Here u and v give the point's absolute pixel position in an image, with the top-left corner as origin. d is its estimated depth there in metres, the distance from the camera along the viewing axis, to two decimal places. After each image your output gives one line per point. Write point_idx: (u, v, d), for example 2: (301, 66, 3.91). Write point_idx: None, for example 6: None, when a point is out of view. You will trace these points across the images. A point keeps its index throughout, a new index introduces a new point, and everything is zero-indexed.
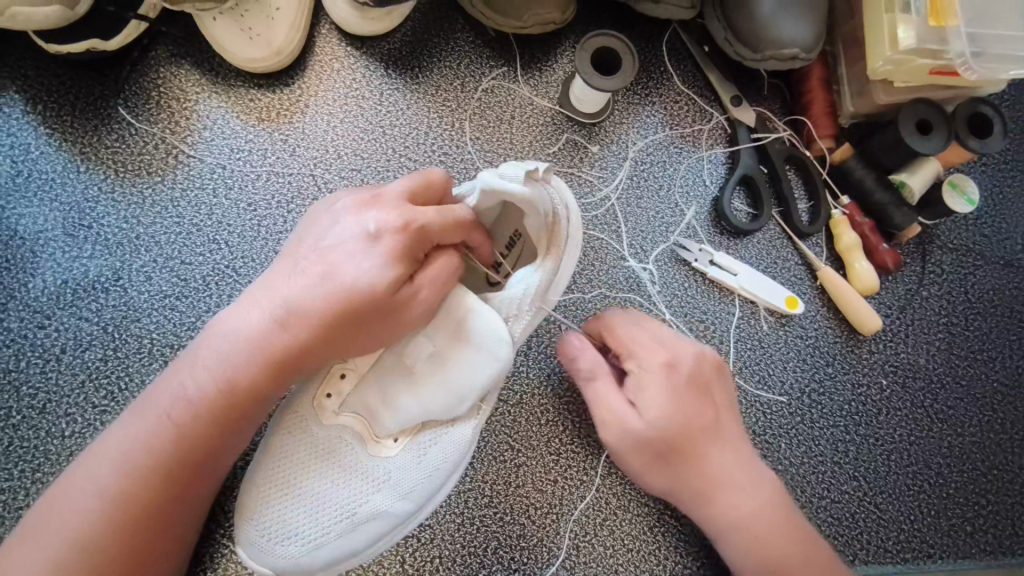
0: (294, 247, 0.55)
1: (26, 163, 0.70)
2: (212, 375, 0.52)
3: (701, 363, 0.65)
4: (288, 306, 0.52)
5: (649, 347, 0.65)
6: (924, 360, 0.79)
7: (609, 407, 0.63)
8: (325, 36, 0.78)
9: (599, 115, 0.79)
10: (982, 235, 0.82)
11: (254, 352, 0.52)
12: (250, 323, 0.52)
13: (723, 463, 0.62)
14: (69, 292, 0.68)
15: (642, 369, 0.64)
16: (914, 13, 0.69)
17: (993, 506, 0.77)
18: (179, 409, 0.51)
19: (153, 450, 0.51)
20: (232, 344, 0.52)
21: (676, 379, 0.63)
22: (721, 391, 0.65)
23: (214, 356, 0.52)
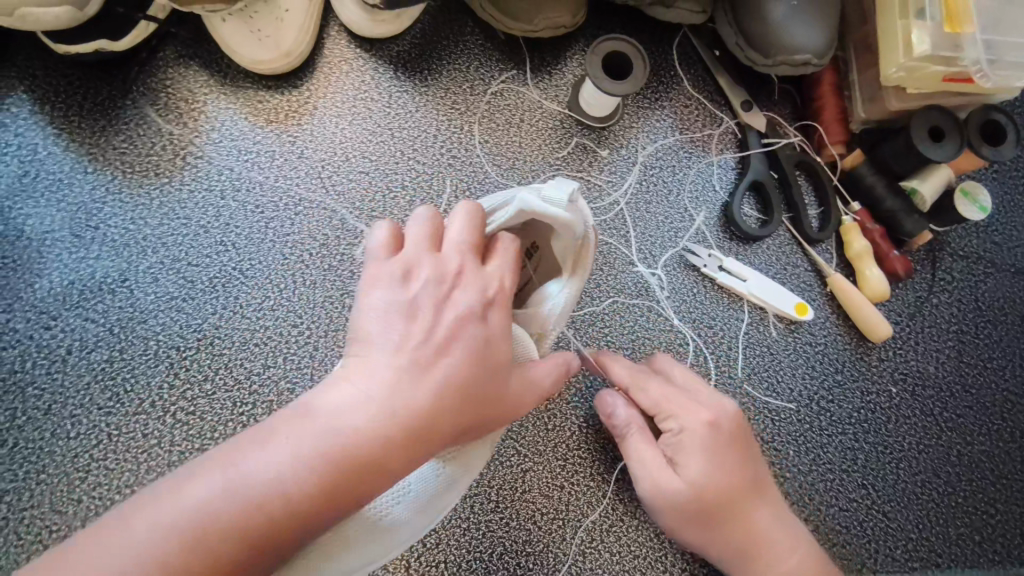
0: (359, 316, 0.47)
1: (34, 164, 0.70)
2: (277, 476, 0.40)
3: (737, 423, 0.65)
4: (383, 390, 0.44)
5: (690, 408, 0.64)
6: (934, 368, 0.79)
7: (648, 468, 0.63)
8: (334, 38, 0.77)
9: (608, 119, 0.79)
10: (994, 242, 0.82)
11: (347, 454, 0.42)
12: (347, 411, 0.43)
13: (765, 523, 0.63)
14: (76, 293, 0.68)
15: (683, 431, 0.63)
16: (929, 19, 0.68)
17: (1002, 515, 0.76)
18: (224, 518, 0.39)
19: (214, 554, 0.38)
20: (315, 434, 0.42)
21: (716, 443, 0.62)
22: (754, 450, 0.65)
23: (284, 449, 0.41)
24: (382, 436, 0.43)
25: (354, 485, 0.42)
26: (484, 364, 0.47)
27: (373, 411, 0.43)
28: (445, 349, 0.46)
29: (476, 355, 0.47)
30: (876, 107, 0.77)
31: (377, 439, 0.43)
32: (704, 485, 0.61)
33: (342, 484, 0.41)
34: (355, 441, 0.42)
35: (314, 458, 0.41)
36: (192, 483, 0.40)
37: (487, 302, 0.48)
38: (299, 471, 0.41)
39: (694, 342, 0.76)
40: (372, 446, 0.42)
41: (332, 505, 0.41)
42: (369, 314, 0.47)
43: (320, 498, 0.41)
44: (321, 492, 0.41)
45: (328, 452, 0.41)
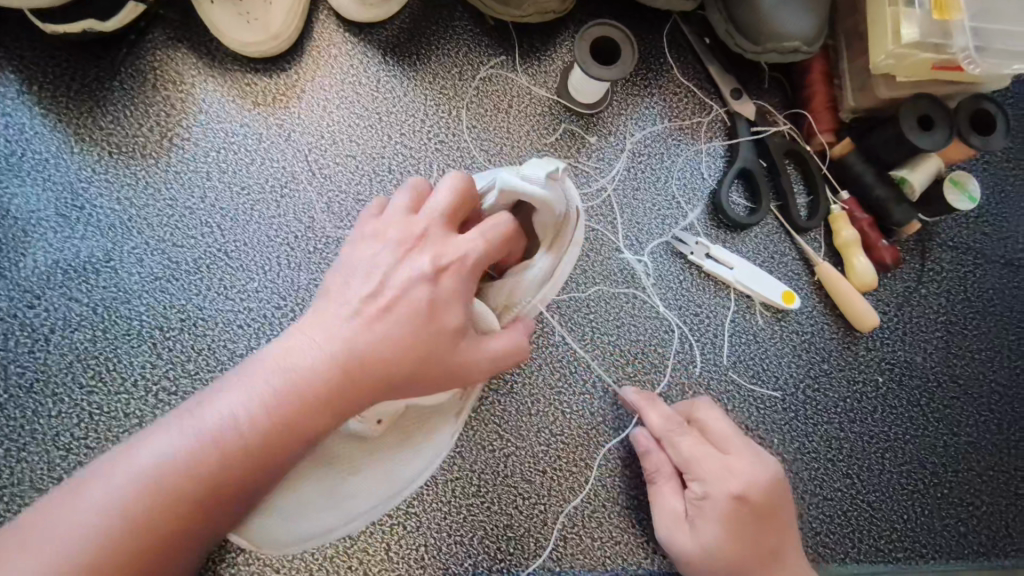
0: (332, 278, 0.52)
1: (21, 143, 0.70)
2: (229, 414, 0.45)
3: (769, 490, 0.63)
4: (329, 341, 0.48)
5: (719, 474, 0.63)
6: (921, 358, 0.78)
7: (664, 516, 0.65)
8: (322, 22, 0.77)
9: (596, 106, 0.79)
10: (983, 233, 0.82)
11: (294, 394, 0.46)
12: (307, 356, 0.48)
13: None
14: (60, 272, 0.68)
15: (706, 497, 0.63)
16: (917, 6, 0.69)
17: (988, 506, 0.76)
18: (179, 453, 0.44)
19: (175, 492, 0.43)
20: (267, 379, 0.47)
21: (739, 516, 0.62)
22: (787, 515, 0.64)
23: (239, 391, 0.46)
24: (325, 382, 0.47)
25: (298, 425, 0.46)
26: (433, 321, 0.50)
27: (316, 361, 0.47)
28: (393, 307, 0.49)
29: (422, 315, 0.50)
30: (866, 95, 0.77)
31: (320, 384, 0.47)
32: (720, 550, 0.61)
33: (293, 421, 0.46)
34: (301, 385, 0.46)
35: (264, 400, 0.46)
36: (160, 428, 0.46)
37: (446, 264, 0.51)
38: (248, 411, 0.46)
39: (679, 330, 0.76)
40: (316, 389, 0.47)
41: (283, 442, 0.46)
42: (339, 275, 0.52)
43: (266, 435, 0.45)
44: (268, 431, 0.45)
45: (277, 395, 0.46)
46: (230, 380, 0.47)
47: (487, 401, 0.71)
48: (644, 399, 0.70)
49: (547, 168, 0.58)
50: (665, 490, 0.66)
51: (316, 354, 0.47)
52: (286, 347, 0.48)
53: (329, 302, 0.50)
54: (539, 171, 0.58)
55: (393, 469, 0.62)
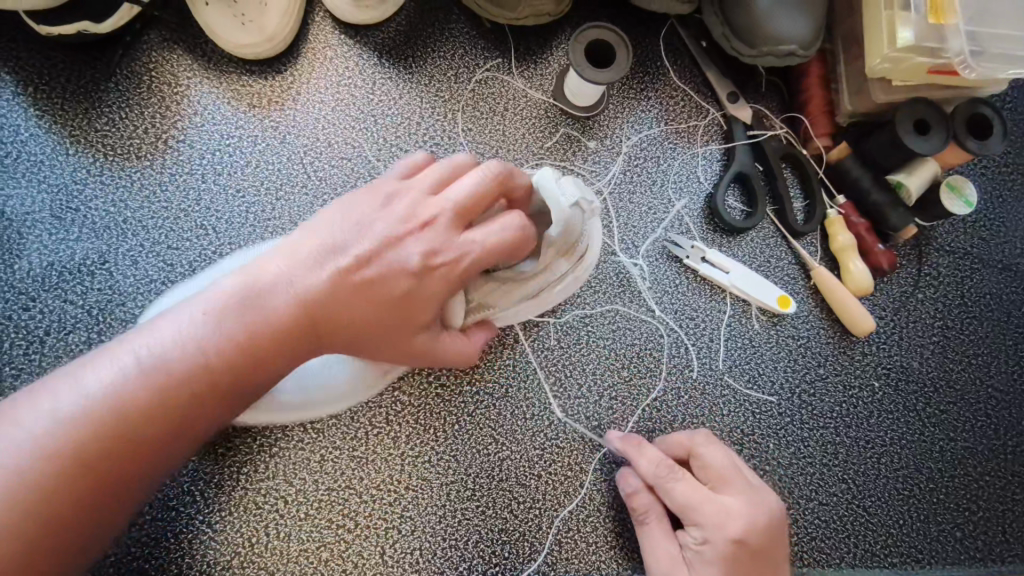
0: (327, 226, 0.53)
1: (15, 145, 0.70)
2: (187, 347, 0.48)
3: (767, 531, 0.63)
4: (296, 296, 0.51)
5: (717, 518, 0.63)
6: (918, 363, 0.78)
7: (659, 558, 0.64)
8: (318, 24, 0.77)
9: (593, 110, 0.79)
10: (980, 238, 0.81)
11: (264, 329, 0.50)
12: (283, 305, 0.50)
13: None
14: (54, 274, 0.68)
15: (706, 542, 0.63)
16: (913, 10, 0.68)
17: (985, 512, 0.76)
18: (131, 378, 0.47)
19: (135, 408, 0.46)
20: (227, 320, 0.49)
21: (738, 561, 0.62)
22: (782, 554, 0.64)
23: (201, 323, 0.49)
24: (279, 336, 0.50)
25: (248, 371, 0.50)
26: (395, 306, 0.53)
27: (276, 314, 0.50)
28: (369, 282, 0.52)
29: (390, 297, 0.52)
30: (863, 99, 0.77)
31: (276, 336, 0.50)
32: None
33: (254, 359, 0.50)
34: (258, 338, 0.50)
35: (225, 340, 0.49)
36: (118, 349, 0.48)
37: (430, 255, 0.53)
38: (205, 350, 0.48)
39: (675, 334, 0.75)
40: (271, 340, 0.50)
41: (249, 375, 0.50)
42: (336, 228, 0.53)
43: (217, 375, 0.49)
44: (220, 374, 0.49)
45: (234, 338, 0.49)
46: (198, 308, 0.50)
47: (481, 405, 0.71)
48: (632, 445, 0.68)
49: (578, 193, 0.63)
50: (657, 531, 0.66)
51: (284, 307, 0.51)
52: (253, 287, 0.51)
53: (317, 251, 0.52)
54: (570, 191, 0.63)
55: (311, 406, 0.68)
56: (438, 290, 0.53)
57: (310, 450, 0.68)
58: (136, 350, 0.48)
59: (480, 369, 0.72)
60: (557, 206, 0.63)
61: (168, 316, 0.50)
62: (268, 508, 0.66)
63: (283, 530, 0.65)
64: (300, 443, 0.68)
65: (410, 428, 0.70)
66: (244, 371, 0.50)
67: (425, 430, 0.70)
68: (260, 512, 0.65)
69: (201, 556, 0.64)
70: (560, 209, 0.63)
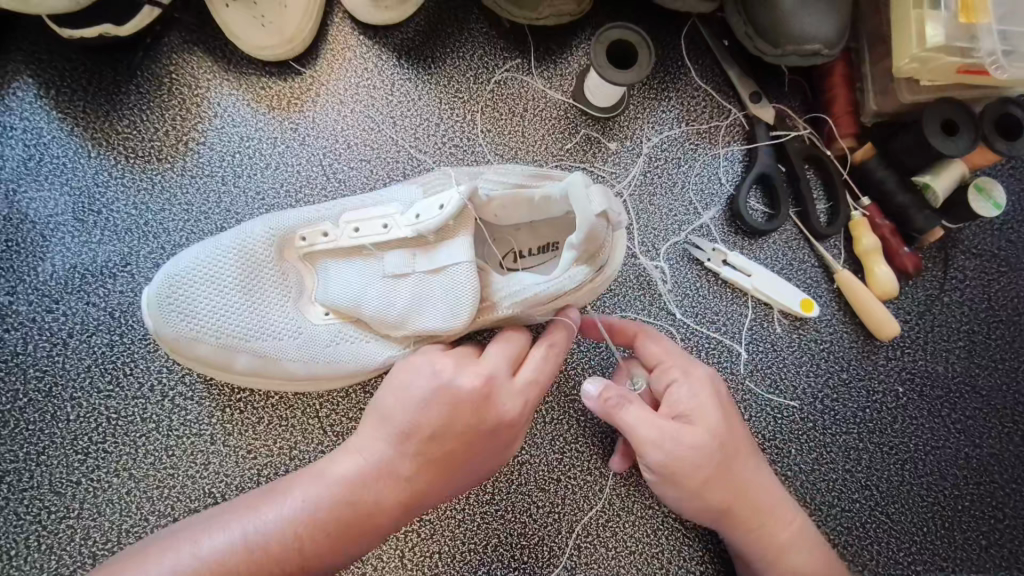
0: (395, 400, 0.56)
1: (38, 148, 0.70)
2: (295, 518, 0.53)
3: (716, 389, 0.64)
4: (380, 475, 0.55)
5: (694, 379, 0.61)
6: (943, 368, 0.77)
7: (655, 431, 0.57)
8: (337, 24, 0.76)
9: (613, 110, 0.78)
10: (1009, 240, 0.80)
11: (354, 498, 0.54)
12: (375, 466, 0.55)
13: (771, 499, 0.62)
14: (77, 276, 0.68)
15: (688, 378, 0.61)
16: (943, 9, 0.67)
17: (1011, 520, 0.75)
18: (237, 559, 0.51)
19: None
20: (327, 493, 0.54)
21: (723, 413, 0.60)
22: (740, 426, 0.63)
23: (302, 504, 0.54)
24: (369, 498, 0.55)
25: (345, 541, 0.54)
26: (471, 456, 0.56)
27: (367, 480, 0.55)
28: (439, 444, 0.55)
29: (460, 453, 0.55)
30: (889, 99, 0.75)
31: (371, 500, 0.55)
32: (718, 434, 0.59)
33: (347, 523, 0.54)
34: (352, 503, 0.54)
35: (317, 516, 0.53)
36: (232, 520, 0.54)
37: (496, 417, 0.55)
38: (309, 524, 0.53)
39: (697, 337, 0.75)
40: (367, 514, 0.54)
41: (340, 541, 0.54)
42: (404, 395, 0.56)
43: (315, 549, 0.53)
44: (326, 543, 0.53)
45: (335, 504, 0.54)
46: (300, 488, 0.55)
47: None
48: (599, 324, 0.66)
49: (607, 203, 0.57)
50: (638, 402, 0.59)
51: (372, 480, 0.55)
52: (343, 475, 0.55)
53: (390, 425, 0.56)
54: (598, 200, 0.57)
55: (314, 381, 0.66)
56: (505, 440, 0.56)
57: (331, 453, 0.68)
58: (247, 528, 0.53)
59: None
60: (582, 213, 0.56)
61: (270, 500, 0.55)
62: None
63: None
64: (320, 447, 0.68)
65: None
66: (347, 535, 0.54)
67: None
68: None
69: None
70: (586, 220, 0.56)
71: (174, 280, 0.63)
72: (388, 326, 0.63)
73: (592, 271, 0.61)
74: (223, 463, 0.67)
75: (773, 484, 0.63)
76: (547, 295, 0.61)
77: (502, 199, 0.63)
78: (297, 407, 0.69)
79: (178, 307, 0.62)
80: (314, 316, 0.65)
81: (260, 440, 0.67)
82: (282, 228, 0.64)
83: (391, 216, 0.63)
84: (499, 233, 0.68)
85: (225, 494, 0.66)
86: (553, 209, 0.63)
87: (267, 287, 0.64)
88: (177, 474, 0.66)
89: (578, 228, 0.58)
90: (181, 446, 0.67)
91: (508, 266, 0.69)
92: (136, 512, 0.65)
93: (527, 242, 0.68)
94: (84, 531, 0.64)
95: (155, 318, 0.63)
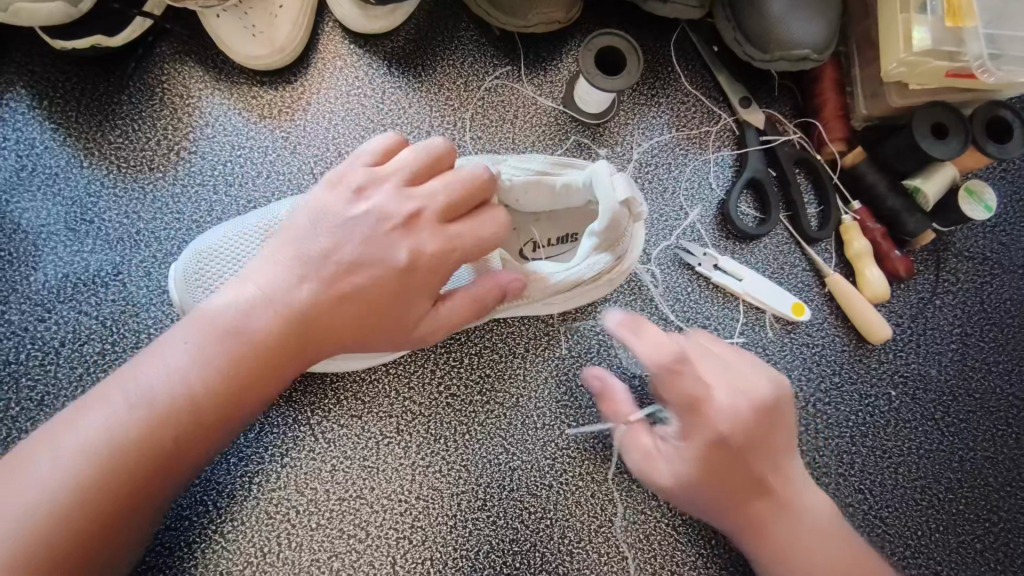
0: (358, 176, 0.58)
1: (31, 158, 0.71)
2: (150, 400, 0.51)
3: (748, 419, 0.61)
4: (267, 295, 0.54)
5: (683, 402, 0.60)
6: (936, 371, 0.77)
7: (648, 453, 0.64)
8: (328, 34, 0.77)
9: (604, 116, 0.78)
10: (1000, 243, 0.80)
11: (243, 345, 0.53)
12: (286, 283, 0.54)
13: (773, 521, 0.62)
14: (69, 286, 0.69)
15: (683, 426, 0.61)
16: (930, 13, 0.67)
17: (1005, 523, 0.74)
18: (115, 445, 0.50)
19: (104, 470, 0.49)
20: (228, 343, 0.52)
21: (718, 447, 0.60)
22: (769, 444, 0.62)
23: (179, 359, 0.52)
24: (181, 421, 0.51)
25: (191, 429, 0.51)
26: (352, 327, 0.55)
27: (252, 323, 0.53)
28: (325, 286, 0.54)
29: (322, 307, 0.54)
30: (879, 103, 0.75)
31: (201, 447, 0.53)
32: (690, 473, 0.61)
33: (212, 393, 0.52)
34: (158, 450, 0.51)
35: (185, 386, 0.51)
36: (111, 389, 0.51)
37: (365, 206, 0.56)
38: (120, 444, 0.50)
39: None
40: (264, 352, 0.53)
41: (200, 425, 0.52)
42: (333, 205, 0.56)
43: (161, 443, 0.51)
44: (111, 489, 0.49)
45: (218, 373, 0.52)
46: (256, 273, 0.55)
47: (492, 414, 0.71)
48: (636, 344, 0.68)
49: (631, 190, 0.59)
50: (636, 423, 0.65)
51: (266, 349, 0.53)
52: (246, 303, 0.54)
53: (313, 243, 0.55)
54: (623, 188, 0.58)
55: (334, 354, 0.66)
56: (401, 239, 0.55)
57: (322, 460, 0.68)
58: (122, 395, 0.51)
59: (491, 379, 0.72)
60: (606, 201, 0.58)
61: (168, 338, 0.53)
62: (280, 517, 0.66)
63: (294, 540, 0.66)
64: (311, 454, 0.68)
65: (421, 437, 0.70)
66: (117, 472, 0.49)
67: (436, 439, 0.70)
68: (272, 522, 0.66)
69: (212, 566, 0.64)
70: (610, 206, 0.58)
71: (199, 253, 0.65)
72: None
73: (613, 260, 0.65)
74: (214, 471, 0.66)
75: (826, 562, 0.60)
76: (569, 282, 0.64)
77: (523, 185, 0.64)
78: (289, 414, 0.69)
79: (202, 281, 0.64)
80: None
81: (251, 447, 0.67)
82: None
83: None
84: (520, 224, 0.69)
85: (213, 503, 0.66)
86: (573, 196, 0.65)
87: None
88: None
89: (602, 215, 0.60)
90: None
91: (528, 255, 0.70)
92: None
93: (547, 232, 0.69)
94: None
95: (179, 292, 0.64)
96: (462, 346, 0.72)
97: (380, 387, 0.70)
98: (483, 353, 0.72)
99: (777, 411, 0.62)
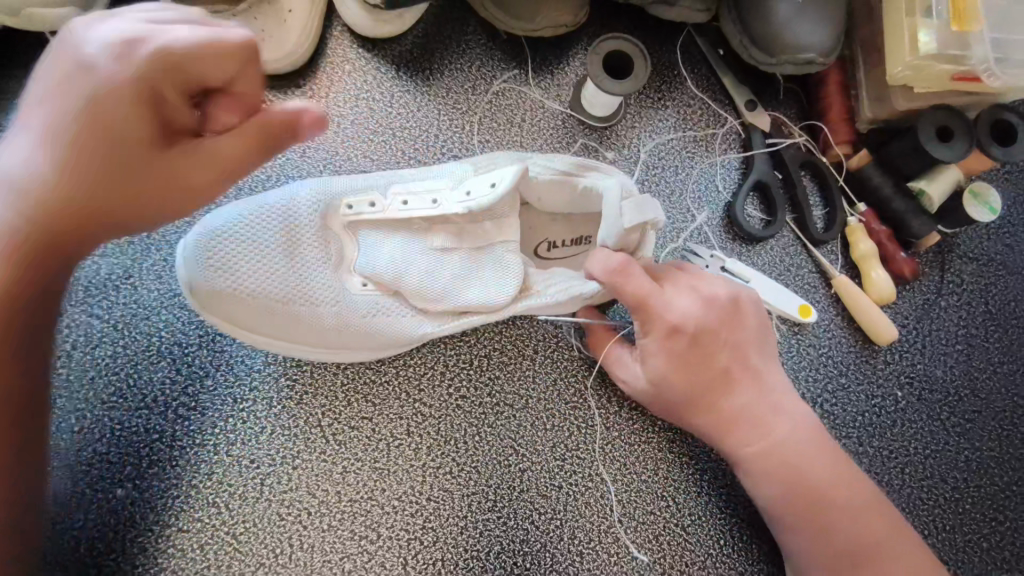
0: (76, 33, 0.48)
1: None
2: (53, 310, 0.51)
3: (709, 323, 0.63)
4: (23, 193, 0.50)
5: (650, 314, 0.62)
6: (941, 372, 0.77)
7: (627, 366, 0.68)
8: (337, 38, 0.78)
9: (611, 119, 0.78)
10: (1005, 245, 0.81)
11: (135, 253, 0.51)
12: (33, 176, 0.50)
13: (752, 429, 0.64)
14: (80, 290, 0.69)
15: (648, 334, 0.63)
16: (935, 18, 0.68)
17: (1011, 523, 0.75)
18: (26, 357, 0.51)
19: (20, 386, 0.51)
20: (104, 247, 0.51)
21: (681, 350, 0.63)
22: (729, 347, 0.64)
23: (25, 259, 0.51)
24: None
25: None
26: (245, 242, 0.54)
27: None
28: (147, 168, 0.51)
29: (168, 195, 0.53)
30: (885, 106, 0.76)
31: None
32: (661, 379, 0.64)
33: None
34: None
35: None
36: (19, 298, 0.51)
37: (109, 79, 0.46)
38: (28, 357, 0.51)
39: None
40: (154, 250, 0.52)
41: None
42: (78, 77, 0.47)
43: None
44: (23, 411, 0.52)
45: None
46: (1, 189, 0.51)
47: (501, 416, 0.71)
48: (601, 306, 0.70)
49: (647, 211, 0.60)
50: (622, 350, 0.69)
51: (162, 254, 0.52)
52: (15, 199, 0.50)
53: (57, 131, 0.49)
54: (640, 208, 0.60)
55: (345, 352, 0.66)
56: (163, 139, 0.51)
57: (333, 462, 0.68)
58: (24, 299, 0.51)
59: (500, 380, 0.72)
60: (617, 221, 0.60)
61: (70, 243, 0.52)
62: (292, 519, 0.66)
63: (306, 541, 0.66)
64: (322, 456, 0.68)
65: (431, 439, 0.70)
66: None
67: (446, 441, 0.70)
68: (283, 523, 0.66)
69: (224, 567, 0.65)
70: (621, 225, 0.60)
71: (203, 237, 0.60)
72: (428, 301, 0.65)
73: None
74: (225, 473, 0.67)
75: (854, 504, 0.63)
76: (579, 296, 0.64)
77: (547, 183, 0.64)
78: (300, 417, 0.69)
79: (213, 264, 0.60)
80: (353, 287, 0.65)
81: (262, 449, 0.68)
82: (330, 195, 0.64)
83: (441, 191, 0.65)
84: (534, 223, 0.70)
85: (224, 504, 0.66)
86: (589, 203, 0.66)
87: (304, 252, 0.63)
88: (181, 485, 0.66)
89: (613, 233, 0.61)
90: (185, 456, 0.67)
91: (540, 255, 0.70)
92: (140, 522, 0.65)
93: (560, 233, 0.70)
94: (90, 541, 0.64)
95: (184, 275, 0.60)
96: (472, 348, 0.73)
97: (391, 389, 0.71)
98: (492, 354, 0.73)
99: (738, 315, 0.65)
